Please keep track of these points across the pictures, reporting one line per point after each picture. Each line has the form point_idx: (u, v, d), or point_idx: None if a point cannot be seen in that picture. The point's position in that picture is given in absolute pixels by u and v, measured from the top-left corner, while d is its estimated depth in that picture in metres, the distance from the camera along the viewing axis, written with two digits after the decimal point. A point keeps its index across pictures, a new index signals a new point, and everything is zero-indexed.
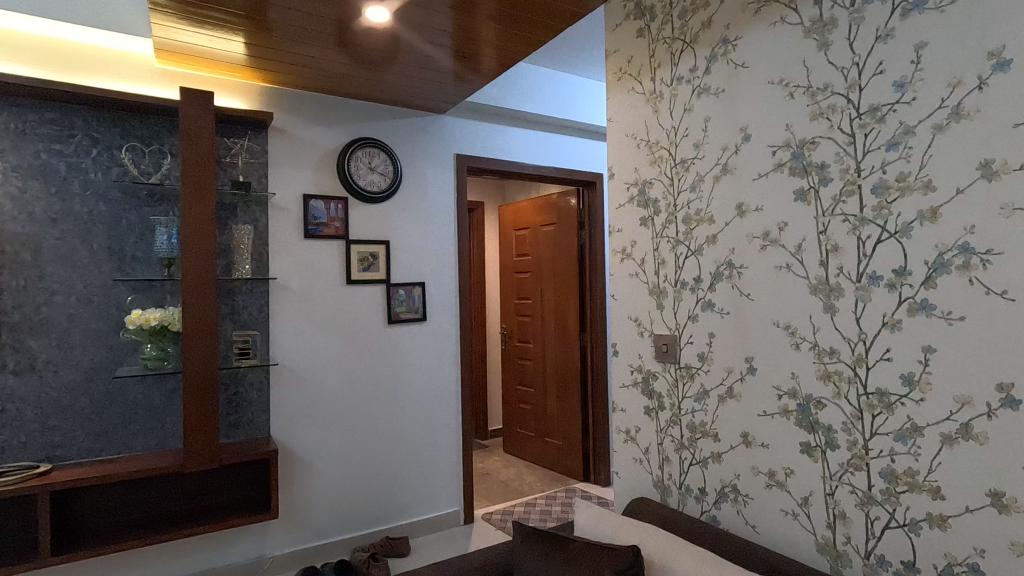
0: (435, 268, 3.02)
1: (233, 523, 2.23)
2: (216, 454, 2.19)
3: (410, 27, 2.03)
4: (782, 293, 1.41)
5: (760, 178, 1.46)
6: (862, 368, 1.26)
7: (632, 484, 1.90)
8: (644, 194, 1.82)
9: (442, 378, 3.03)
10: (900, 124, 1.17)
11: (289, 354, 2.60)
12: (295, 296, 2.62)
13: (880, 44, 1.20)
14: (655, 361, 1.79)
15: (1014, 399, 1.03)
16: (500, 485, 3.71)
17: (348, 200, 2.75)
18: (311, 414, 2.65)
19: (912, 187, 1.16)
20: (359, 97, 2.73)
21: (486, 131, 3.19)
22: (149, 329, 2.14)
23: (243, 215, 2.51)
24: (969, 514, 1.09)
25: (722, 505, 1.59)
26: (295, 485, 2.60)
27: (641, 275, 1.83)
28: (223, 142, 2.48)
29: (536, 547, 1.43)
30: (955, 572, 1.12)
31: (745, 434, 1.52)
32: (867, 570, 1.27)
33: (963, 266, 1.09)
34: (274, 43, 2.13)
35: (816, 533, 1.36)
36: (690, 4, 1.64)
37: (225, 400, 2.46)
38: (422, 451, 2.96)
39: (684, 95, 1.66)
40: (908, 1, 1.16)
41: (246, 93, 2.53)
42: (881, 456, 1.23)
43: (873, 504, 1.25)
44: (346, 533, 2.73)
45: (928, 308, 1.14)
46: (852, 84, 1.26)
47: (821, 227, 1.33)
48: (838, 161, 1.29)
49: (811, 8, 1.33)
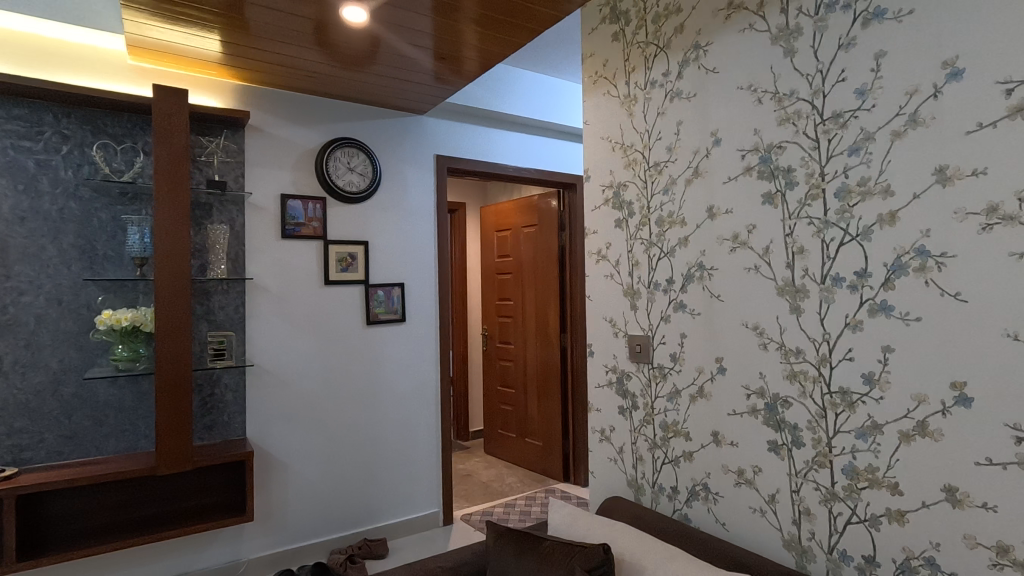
0: (415, 269, 3.01)
1: (208, 525, 2.21)
2: (189, 457, 2.15)
3: (389, 27, 2.03)
4: (751, 294, 1.44)
5: (729, 181, 1.49)
6: (826, 367, 1.29)
7: (606, 483, 1.91)
8: (619, 196, 1.84)
9: (421, 379, 3.02)
10: (861, 131, 1.21)
11: (265, 355, 2.57)
12: (272, 296, 2.60)
13: (842, 52, 1.24)
14: (629, 361, 1.81)
15: (966, 397, 1.06)
16: (480, 486, 3.72)
17: (327, 200, 2.73)
18: (288, 416, 2.62)
19: (872, 191, 1.19)
20: (337, 97, 2.72)
21: (466, 132, 3.20)
22: (120, 330, 2.11)
23: (218, 215, 2.48)
24: (926, 509, 1.13)
25: (693, 504, 1.61)
26: (272, 488, 2.58)
27: (616, 276, 1.85)
28: (198, 140, 2.45)
29: (509, 546, 1.44)
30: (913, 566, 1.15)
31: (715, 433, 1.54)
32: (831, 564, 1.30)
33: (919, 268, 1.12)
34: (251, 41, 2.12)
35: (783, 530, 1.39)
36: (663, 9, 1.66)
37: (199, 402, 2.43)
38: (401, 451, 2.95)
39: (658, 99, 1.69)
40: (868, 11, 1.19)
41: (221, 91, 2.50)
42: (844, 453, 1.26)
43: (836, 501, 1.28)
44: (323, 536, 2.71)
45: (888, 309, 1.18)
46: (816, 90, 1.29)
47: (787, 230, 1.36)
48: (804, 165, 1.32)
49: (778, 15, 1.37)
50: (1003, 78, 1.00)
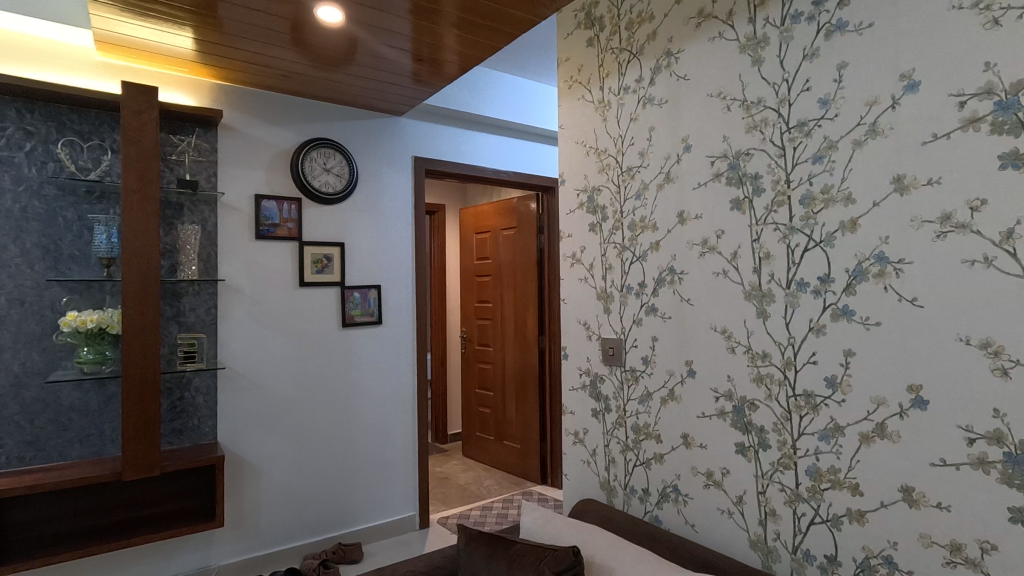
0: (392, 271, 2.99)
1: (180, 530, 2.17)
2: (157, 462, 2.11)
3: (365, 28, 2.01)
4: (719, 298, 1.46)
5: (699, 187, 1.51)
6: (791, 370, 1.32)
7: (580, 485, 1.92)
8: (593, 200, 1.85)
9: (398, 382, 3.00)
10: (824, 139, 1.24)
11: (238, 357, 2.53)
12: (246, 297, 2.56)
13: (806, 62, 1.27)
14: (602, 364, 1.82)
15: (922, 400, 1.09)
16: (458, 489, 3.70)
17: (302, 201, 2.70)
18: (261, 420, 2.58)
19: (835, 199, 1.22)
20: (313, 97, 2.69)
21: (444, 134, 3.19)
22: (85, 332, 2.07)
23: (190, 215, 2.44)
24: (884, 509, 1.16)
25: (664, 505, 1.63)
26: (243, 493, 2.53)
27: (590, 280, 1.86)
28: (168, 139, 2.40)
29: (480, 549, 1.44)
30: (872, 565, 1.18)
31: (685, 435, 1.56)
32: (795, 564, 1.32)
33: (878, 274, 1.15)
34: (224, 39, 2.09)
35: (749, 530, 1.41)
36: (636, 16, 1.68)
37: (168, 406, 2.38)
38: (376, 455, 2.93)
39: (630, 105, 1.70)
40: (831, 23, 1.22)
41: (194, 89, 2.46)
42: (807, 455, 1.28)
43: (800, 501, 1.30)
44: (295, 541, 2.67)
45: (849, 313, 1.20)
46: (782, 99, 1.32)
47: (755, 235, 1.38)
48: (770, 172, 1.34)
49: (745, 25, 1.39)
50: (956, 91, 1.04)
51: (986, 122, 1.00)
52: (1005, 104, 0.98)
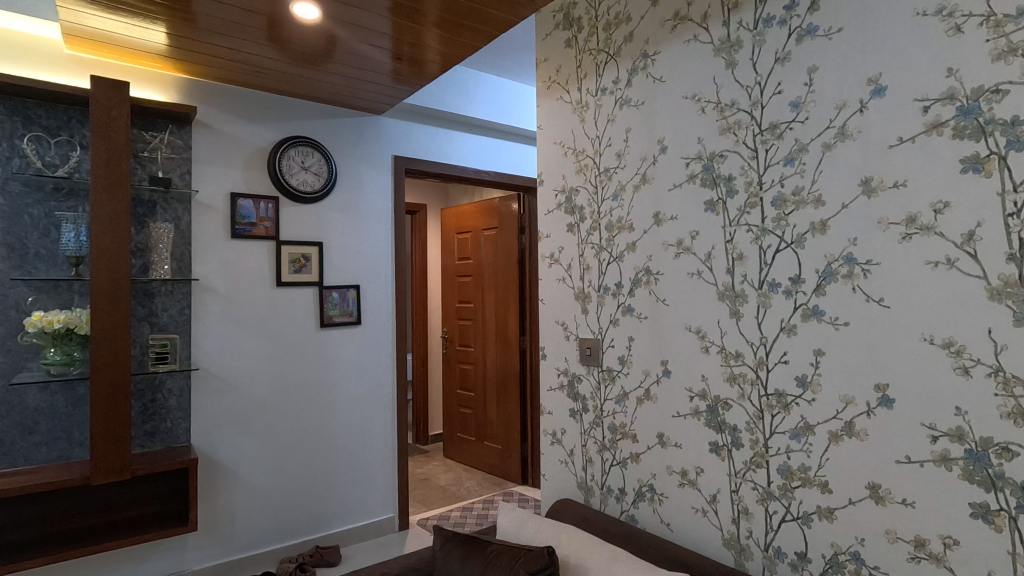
0: (371, 271, 2.97)
1: (150, 535, 2.12)
2: (128, 466, 2.06)
3: (342, 25, 1.99)
4: (694, 299, 1.48)
5: (674, 188, 1.52)
6: (763, 370, 1.33)
7: (557, 485, 1.92)
8: (571, 201, 1.86)
9: (377, 382, 2.98)
10: (795, 142, 1.25)
11: (212, 358, 2.48)
12: (220, 297, 2.52)
13: (778, 66, 1.28)
14: (580, 364, 1.83)
15: (888, 398, 1.11)
16: (438, 490, 3.69)
17: (279, 200, 2.67)
18: (236, 421, 2.54)
19: (806, 201, 1.24)
20: (291, 94, 2.66)
21: (424, 133, 3.17)
22: (52, 333, 2.02)
23: (162, 213, 2.39)
24: (852, 506, 1.18)
25: (640, 505, 1.64)
26: (217, 496, 2.49)
27: (568, 280, 1.87)
28: (140, 135, 2.35)
29: (456, 551, 1.43)
30: (841, 561, 1.20)
31: (661, 435, 1.57)
32: (766, 562, 1.33)
33: (847, 275, 1.17)
34: (198, 34, 2.05)
35: (723, 529, 1.42)
36: (614, 17, 1.69)
37: (140, 408, 2.33)
38: (355, 456, 2.90)
39: (608, 106, 1.71)
40: (802, 27, 1.24)
41: (167, 85, 2.41)
42: (779, 453, 1.30)
43: (772, 499, 1.32)
44: (271, 545, 2.63)
45: (819, 314, 1.22)
46: (755, 102, 1.33)
47: (728, 236, 1.39)
48: (743, 174, 1.36)
49: (719, 28, 1.40)
50: (921, 96, 1.06)
51: (948, 127, 1.03)
52: (967, 109, 1.00)
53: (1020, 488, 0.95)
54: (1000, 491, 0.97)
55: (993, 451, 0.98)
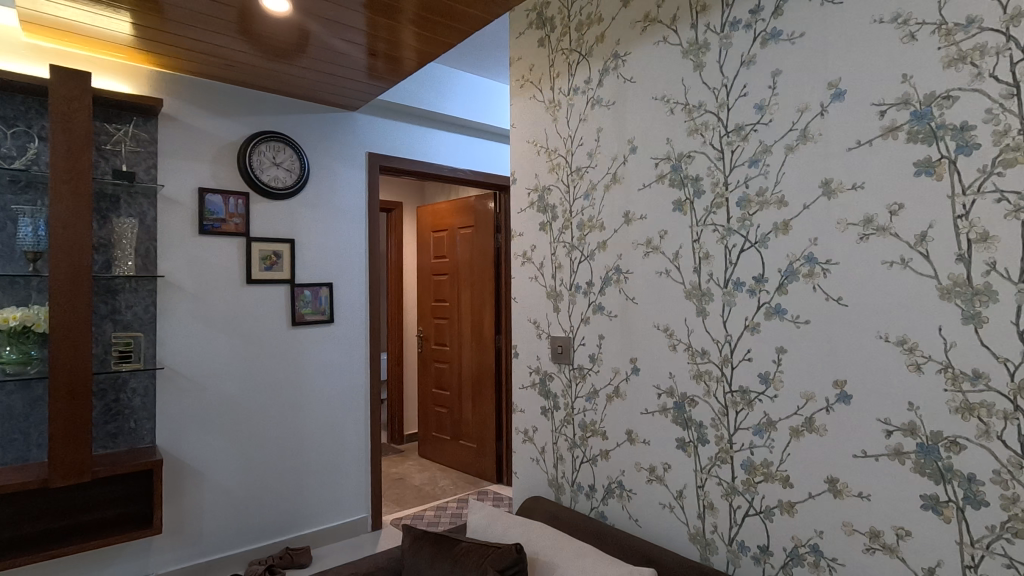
0: (345, 269, 2.93)
1: (113, 539, 2.06)
2: (89, 467, 2.00)
3: (315, 19, 1.96)
4: (662, 298, 1.50)
5: (644, 188, 1.54)
6: (727, 367, 1.35)
7: (529, 483, 1.93)
8: (543, 200, 1.86)
9: (350, 381, 2.95)
10: (760, 143, 1.28)
11: (178, 357, 2.43)
12: (187, 294, 2.46)
13: (744, 69, 1.31)
14: (551, 362, 1.84)
15: (845, 394, 1.15)
16: (413, 490, 3.66)
17: (249, 196, 2.62)
18: (203, 422, 2.49)
19: (769, 202, 1.27)
20: (262, 88, 2.61)
21: (399, 131, 3.15)
22: (7, 331, 1.95)
23: (126, 208, 2.32)
24: (812, 500, 1.20)
25: (609, 501, 1.65)
26: (184, 498, 2.43)
27: (540, 278, 1.87)
28: (103, 127, 2.28)
29: (425, 550, 1.42)
30: (800, 553, 1.23)
31: (629, 432, 1.59)
32: (730, 556, 1.36)
33: (808, 274, 1.20)
34: (165, 25, 2.00)
35: (689, 524, 1.45)
36: (586, 18, 1.70)
37: (102, 408, 2.27)
38: (327, 456, 2.86)
39: (580, 105, 1.72)
40: (766, 31, 1.27)
41: (133, 76, 2.34)
42: (743, 449, 1.33)
43: (736, 494, 1.34)
44: (240, 547, 2.58)
45: (781, 312, 1.25)
46: (721, 104, 1.36)
47: (695, 236, 1.42)
48: (710, 174, 1.38)
49: (688, 30, 1.42)
50: (877, 101, 1.09)
51: (903, 131, 1.06)
52: (920, 114, 1.03)
53: (967, 479, 0.99)
54: (949, 483, 1.01)
55: (942, 445, 1.01)
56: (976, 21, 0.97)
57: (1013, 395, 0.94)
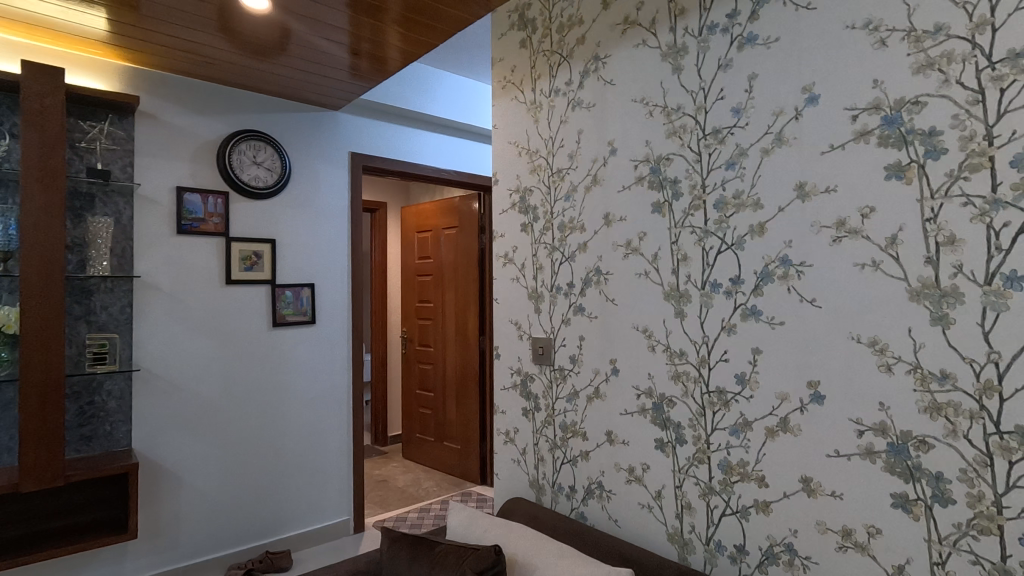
0: (327, 269, 2.91)
1: (86, 545, 2.02)
2: (62, 471, 1.96)
3: (295, 18, 1.94)
4: (641, 299, 1.50)
5: (624, 190, 1.54)
6: (705, 368, 1.37)
7: (510, 484, 1.93)
8: (525, 201, 1.86)
9: (332, 383, 2.92)
10: (736, 147, 1.29)
11: (155, 359, 2.39)
12: (164, 295, 2.42)
13: (721, 72, 1.32)
14: (532, 363, 1.84)
15: (819, 395, 1.16)
16: (396, 491, 3.64)
17: (229, 195, 2.58)
18: (181, 425, 2.45)
19: (745, 204, 1.28)
20: (241, 86, 2.58)
21: (383, 131, 3.13)
22: None
23: (102, 207, 2.28)
24: (786, 499, 1.22)
25: (589, 502, 1.66)
26: (161, 502, 2.39)
27: (521, 280, 1.88)
28: (77, 124, 2.23)
29: (404, 552, 1.42)
30: (775, 552, 1.24)
31: (609, 433, 1.59)
32: (707, 555, 1.37)
33: (783, 276, 1.21)
34: (141, 21, 1.97)
35: (667, 524, 1.46)
36: (567, 20, 1.71)
37: (76, 411, 2.22)
38: (308, 458, 2.84)
39: (561, 107, 1.73)
40: (743, 35, 1.28)
41: (108, 73, 2.30)
42: (720, 449, 1.34)
43: (713, 494, 1.35)
44: (220, 551, 2.55)
45: (756, 313, 1.26)
46: (699, 107, 1.37)
47: (674, 238, 1.43)
48: (688, 177, 1.39)
49: (667, 33, 1.43)
50: (850, 106, 1.11)
51: (874, 135, 1.08)
52: (891, 118, 1.05)
53: (935, 478, 1.01)
54: (918, 482, 1.03)
55: (911, 444, 1.03)
56: (944, 29, 0.99)
57: (978, 395, 0.96)
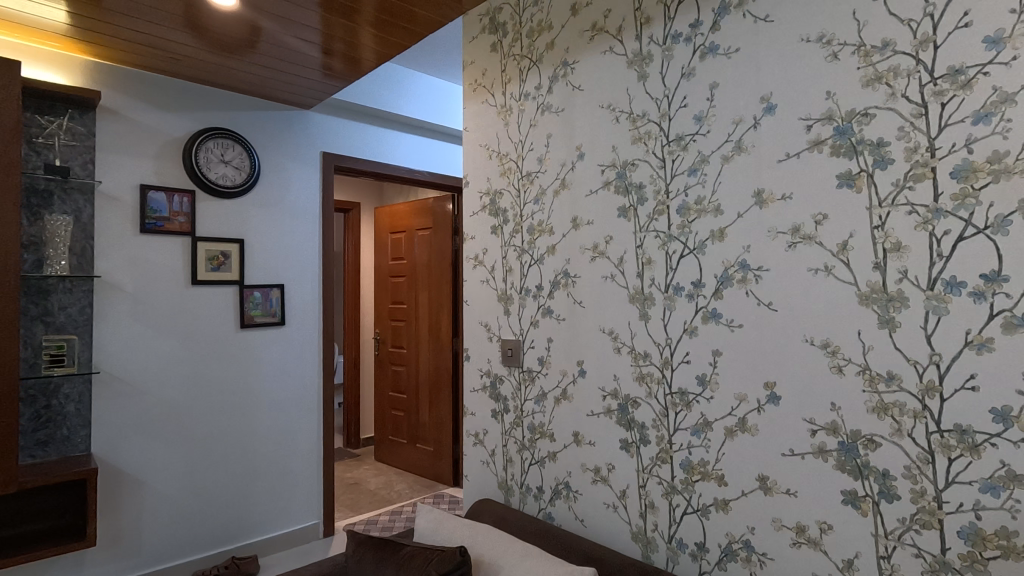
0: (296, 270, 2.87)
1: (43, 553, 1.95)
2: (15, 478, 1.89)
3: (264, 16, 1.92)
4: (607, 301, 1.53)
5: (591, 194, 1.57)
6: (668, 370, 1.39)
7: (479, 485, 1.93)
8: (495, 203, 1.87)
9: (302, 385, 2.88)
10: (698, 154, 1.32)
11: (117, 361, 2.32)
12: (127, 295, 2.36)
13: (683, 81, 1.35)
14: (501, 365, 1.85)
15: (775, 395, 1.20)
16: (367, 494, 3.61)
17: (195, 193, 2.53)
18: (144, 428, 2.39)
19: (706, 210, 1.31)
20: (209, 83, 2.53)
21: (355, 131, 3.10)
22: None
23: (60, 205, 2.21)
24: (744, 497, 1.25)
25: (557, 502, 1.67)
26: (122, 507, 2.33)
27: (491, 282, 1.88)
28: (35, 119, 2.16)
29: (369, 555, 1.41)
30: (734, 549, 1.27)
31: (576, 434, 1.61)
32: (669, 553, 1.39)
33: (741, 280, 1.25)
34: (103, 15, 1.92)
35: (631, 523, 1.48)
36: (537, 25, 1.73)
37: (31, 415, 2.14)
38: (277, 462, 2.79)
39: (530, 111, 1.74)
40: (705, 45, 1.31)
41: (67, 66, 2.23)
42: (682, 449, 1.36)
43: (675, 493, 1.38)
44: (183, 557, 2.49)
45: (717, 316, 1.30)
46: (663, 114, 1.40)
47: (638, 242, 1.45)
48: (652, 182, 1.42)
49: (633, 41, 1.46)
50: (804, 116, 1.15)
51: (827, 145, 1.12)
52: (842, 129, 1.09)
53: (882, 475, 1.05)
54: (866, 478, 1.07)
55: (860, 443, 1.07)
56: (890, 44, 1.03)
57: (921, 395, 1.00)
